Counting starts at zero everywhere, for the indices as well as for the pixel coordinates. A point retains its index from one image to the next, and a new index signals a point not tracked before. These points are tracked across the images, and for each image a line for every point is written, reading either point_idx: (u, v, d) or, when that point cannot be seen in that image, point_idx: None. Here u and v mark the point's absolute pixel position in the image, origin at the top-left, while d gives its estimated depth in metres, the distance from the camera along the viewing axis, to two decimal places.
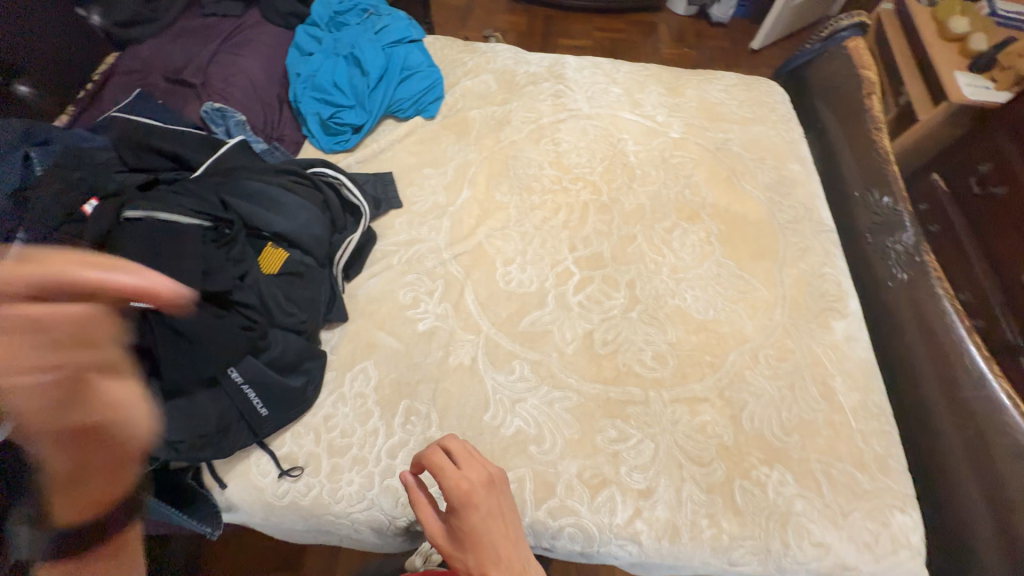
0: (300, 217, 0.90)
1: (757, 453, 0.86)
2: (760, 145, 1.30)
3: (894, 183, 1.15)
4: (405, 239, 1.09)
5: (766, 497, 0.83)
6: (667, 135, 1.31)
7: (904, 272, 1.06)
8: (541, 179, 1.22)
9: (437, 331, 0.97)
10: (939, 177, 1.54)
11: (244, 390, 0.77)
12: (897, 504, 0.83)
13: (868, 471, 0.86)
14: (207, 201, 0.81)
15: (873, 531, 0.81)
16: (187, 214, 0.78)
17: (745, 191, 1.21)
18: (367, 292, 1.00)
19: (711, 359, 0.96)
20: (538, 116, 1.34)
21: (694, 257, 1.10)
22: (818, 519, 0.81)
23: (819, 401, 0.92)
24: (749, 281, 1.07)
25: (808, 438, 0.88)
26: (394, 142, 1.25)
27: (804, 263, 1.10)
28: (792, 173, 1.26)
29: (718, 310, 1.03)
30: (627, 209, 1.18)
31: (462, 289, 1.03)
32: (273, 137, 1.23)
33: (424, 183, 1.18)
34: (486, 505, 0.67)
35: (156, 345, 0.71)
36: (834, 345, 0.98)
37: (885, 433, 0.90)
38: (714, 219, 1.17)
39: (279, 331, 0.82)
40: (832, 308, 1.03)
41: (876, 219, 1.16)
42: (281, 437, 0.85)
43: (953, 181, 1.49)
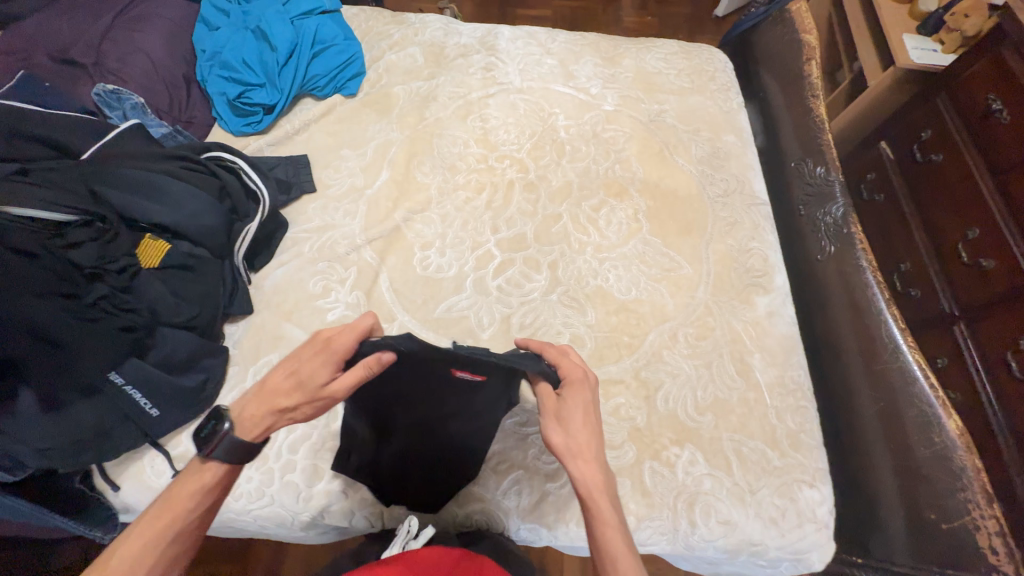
0: (189, 206, 0.84)
1: (669, 434, 0.85)
2: (697, 116, 1.26)
3: (828, 152, 1.13)
4: (318, 225, 1.04)
5: (676, 477, 0.82)
6: (600, 108, 1.26)
7: (832, 244, 1.06)
8: (467, 158, 1.17)
9: (347, 321, 0.94)
10: (886, 142, 1.54)
11: (128, 391, 0.73)
12: (806, 478, 0.83)
13: (780, 448, 0.85)
14: (73, 191, 0.75)
15: (779, 506, 0.81)
16: (41, 208, 0.70)
17: (677, 165, 1.17)
18: (274, 282, 0.96)
19: (629, 339, 0.94)
20: (467, 91, 1.27)
21: (621, 235, 1.07)
22: (724, 497, 0.81)
23: (735, 379, 0.90)
24: (674, 259, 1.04)
25: (722, 417, 0.87)
26: (310, 122, 1.18)
27: (731, 238, 1.07)
28: (729, 144, 1.21)
29: (640, 289, 1.00)
30: (555, 187, 1.14)
31: (375, 275, 0.99)
32: (181, 121, 1.15)
33: (341, 166, 1.12)
34: (594, 415, 0.67)
35: (26, 358, 0.66)
36: (756, 321, 0.97)
37: (801, 409, 0.90)
38: (643, 195, 1.12)
39: (168, 328, 0.78)
40: (757, 284, 1.01)
41: (810, 190, 1.15)
42: (178, 435, 0.81)
43: (898, 147, 1.49)
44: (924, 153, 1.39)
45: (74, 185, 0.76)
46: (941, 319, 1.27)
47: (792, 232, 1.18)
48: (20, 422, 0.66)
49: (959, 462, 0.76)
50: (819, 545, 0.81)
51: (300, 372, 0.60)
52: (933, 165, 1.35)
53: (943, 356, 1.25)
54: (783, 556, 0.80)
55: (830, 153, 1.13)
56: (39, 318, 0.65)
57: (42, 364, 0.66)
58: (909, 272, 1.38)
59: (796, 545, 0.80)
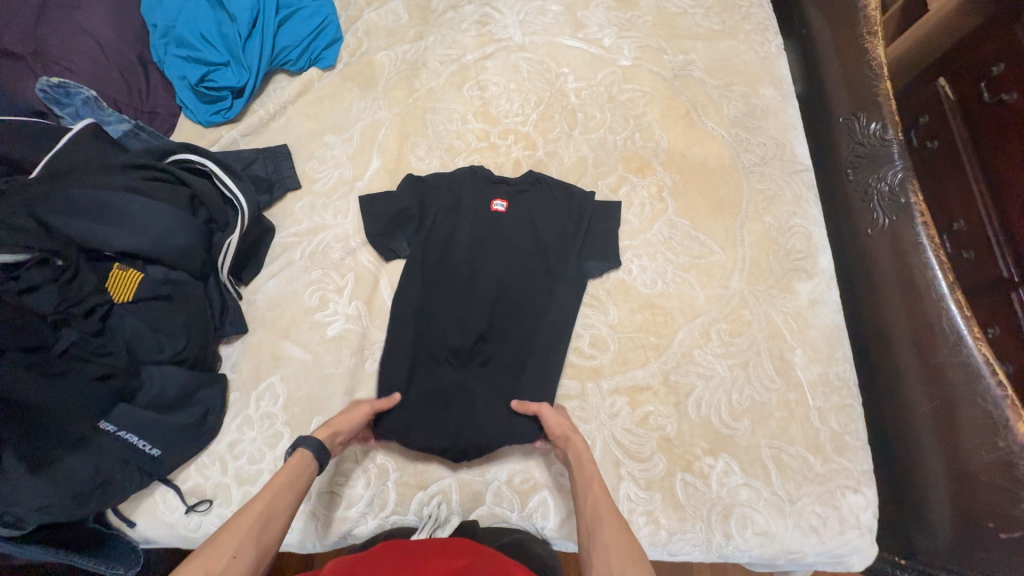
0: (153, 226, 0.74)
1: (703, 443, 0.79)
2: (728, 67, 1.08)
3: (887, 105, 0.95)
4: (308, 227, 0.94)
5: (710, 489, 0.77)
6: (615, 63, 1.08)
7: (886, 217, 0.92)
8: (465, 136, 1.03)
9: (349, 335, 0.87)
10: (948, 83, 1.03)
11: (123, 436, 0.68)
12: (850, 483, 0.78)
13: (822, 453, 0.79)
14: (13, 224, 0.65)
15: (821, 514, 0.76)
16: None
17: (705, 129, 1.02)
18: (266, 297, 0.89)
19: (656, 340, 0.86)
20: (460, 52, 1.10)
21: (643, 219, 0.95)
22: (762, 507, 0.76)
23: (774, 379, 0.83)
24: (705, 243, 0.93)
25: (759, 422, 0.80)
26: (286, 105, 1.04)
27: (769, 214, 0.94)
28: (766, 99, 1.05)
29: (667, 281, 0.90)
30: (567, 164, 1.01)
31: (375, 282, 0.91)
32: (144, 112, 1.03)
33: (326, 155, 1.00)
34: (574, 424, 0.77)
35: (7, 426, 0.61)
36: (797, 311, 0.87)
37: (847, 408, 0.82)
38: (668, 168, 0.99)
39: (154, 366, 0.72)
40: (798, 267, 0.90)
41: (860, 150, 0.99)
42: (186, 469, 0.78)
43: (960, 80, 1.00)
44: (993, 93, 0.93)
45: (14, 216, 0.66)
46: (987, 288, 0.90)
47: (837, 203, 1.05)
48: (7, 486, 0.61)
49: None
50: (861, 550, 0.77)
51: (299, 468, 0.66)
52: (1003, 110, 0.90)
53: (991, 328, 0.89)
54: (823, 561, 0.77)
55: (887, 106, 0.96)
56: (1, 385, 0.60)
57: (22, 432, 0.62)
58: (962, 233, 0.96)
59: (837, 551, 0.76)
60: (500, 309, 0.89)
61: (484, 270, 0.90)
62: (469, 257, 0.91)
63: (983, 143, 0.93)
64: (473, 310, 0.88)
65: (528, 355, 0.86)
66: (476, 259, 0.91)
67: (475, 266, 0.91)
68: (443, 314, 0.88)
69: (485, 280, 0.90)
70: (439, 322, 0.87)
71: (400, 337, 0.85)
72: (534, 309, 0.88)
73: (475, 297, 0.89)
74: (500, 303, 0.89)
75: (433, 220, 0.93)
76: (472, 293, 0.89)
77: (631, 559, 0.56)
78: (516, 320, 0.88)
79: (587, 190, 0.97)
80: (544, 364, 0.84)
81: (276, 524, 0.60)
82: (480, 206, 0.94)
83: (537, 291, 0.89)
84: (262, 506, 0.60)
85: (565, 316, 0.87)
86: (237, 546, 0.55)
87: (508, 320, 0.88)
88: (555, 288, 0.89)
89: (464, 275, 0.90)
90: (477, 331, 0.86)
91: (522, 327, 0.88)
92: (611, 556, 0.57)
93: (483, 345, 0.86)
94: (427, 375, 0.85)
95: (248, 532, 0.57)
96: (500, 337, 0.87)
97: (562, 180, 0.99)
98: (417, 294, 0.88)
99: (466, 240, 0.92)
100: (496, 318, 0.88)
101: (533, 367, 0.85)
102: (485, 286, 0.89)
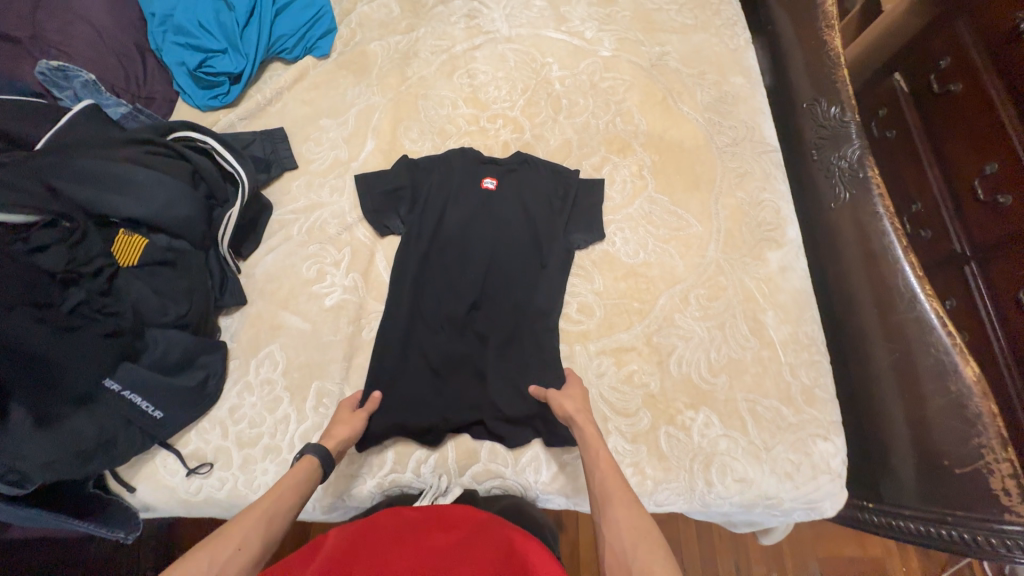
0: (156, 196, 0.77)
1: (684, 398, 0.85)
2: (701, 58, 1.16)
3: (844, 90, 1.04)
4: (305, 205, 0.98)
5: (691, 440, 0.82)
6: (596, 54, 1.15)
7: (846, 191, 1.00)
8: (456, 120, 1.08)
9: (346, 305, 0.90)
10: (902, 76, 1.12)
11: (127, 396, 0.71)
12: (821, 432, 0.84)
13: (794, 404, 0.85)
14: (23, 189, 0.68)
15: (794, 460, 0.82)
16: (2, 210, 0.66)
17: (681, 113, 1.09)
18: (265, 270, 0.92)
19: (640, 305, 0.92)
20: (450, 43, 1.16)
21: (625, 195, 1.01)
22: (740, 456, 0.81)
23: (749, 338, 0.89)
24: (683, 217, 0.99)
25: (736, 377, 0.86)
26: (283, 91, 1.08)
27: (741, 190, 1.01)
28: (736, 87, 1.12)
29: (648, 252, 0.96)
30: (553, 146, 1.06)
31: (371, 255, 0.94)
32: (141, 97, 1.05)
33: (322, 138, 1.04)
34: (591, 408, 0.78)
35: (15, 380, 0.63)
36: (768, 277, 0.94)
37: (815, 363, 0.88)
38: (647, 149, 1.06)
39: (158, 329, 0.75)
40: (769, 238, 0.97)
41: (822, 132, 1.08)
42: (187, 434, 0.80)
43: (911, 71, 1.10)
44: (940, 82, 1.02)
45: (24, 182, 0.68)
46: (942, 263, 0.98)
47: (804, 182, 1.12)
48: (13, 439, 0.63)
49: (974, 410, 0.76)
50: (832, 494, 0.83)
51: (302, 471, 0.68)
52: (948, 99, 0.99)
53: (950, 300, 0.95)
54: (797, 506, 0.83)
55: (845, 91, 1.04)
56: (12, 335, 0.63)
57: (29, 384, 0.64)
58: (920, 215, 1.04)
59: (810, 496, 0.82)
60: (492, 280, 0.93)
61: (476, 244, 0.95)
62: (461, 232, 0.96)
63: (934, 127, 1.02)
64: (466, 282, 0.92)
65: (520, 322, 0.90)
66: (468, 234, 0.96)
67: (468, 241, 0.95)
68: (437, 285, 0.92)
69: (477, 254, 0.95)
70: (433, 292, 0.91)
71: (396, 306, 0.89)
72: (524, 279, 0.93)
73: (469, 270, 0.93)
74: (492, 275, 0.93)
75: (426, 197, 0.97)
76: (465, 265, 0.93)
77: (643, 535, 0.58)
78: (507, 290, 0.92)
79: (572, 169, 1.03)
80: (536, 329, 0.89)
81: (282, 522, 0.62)
82: (472, 185, 0.99)
83: (527, 262, 0.94)
84: (269, 501, 0.63)
85: (554, 285, 0.92)
86: (243, 538, 0.58)
87: (500, 290, 0.92)
88: (544, 260, 0.94)
89: (457, 249, 0.95)
90: (470, 301, 0.90)
91: (513, 296, 0.92)
92: (623, 532, 0.59)
93: (475, 314, 0.91)
94: (423, 343, 0.88)
95: (253, 531, 0.59)
96: (492, 306, 0.91)
97: (548, 160, 1.04)
98: (412, 268, 0.92)
99: (459, 216, 0.96)
100: (488, 288, 0.93)
101: (524, 333, 0.89)
102: (477, 259, 0.94)
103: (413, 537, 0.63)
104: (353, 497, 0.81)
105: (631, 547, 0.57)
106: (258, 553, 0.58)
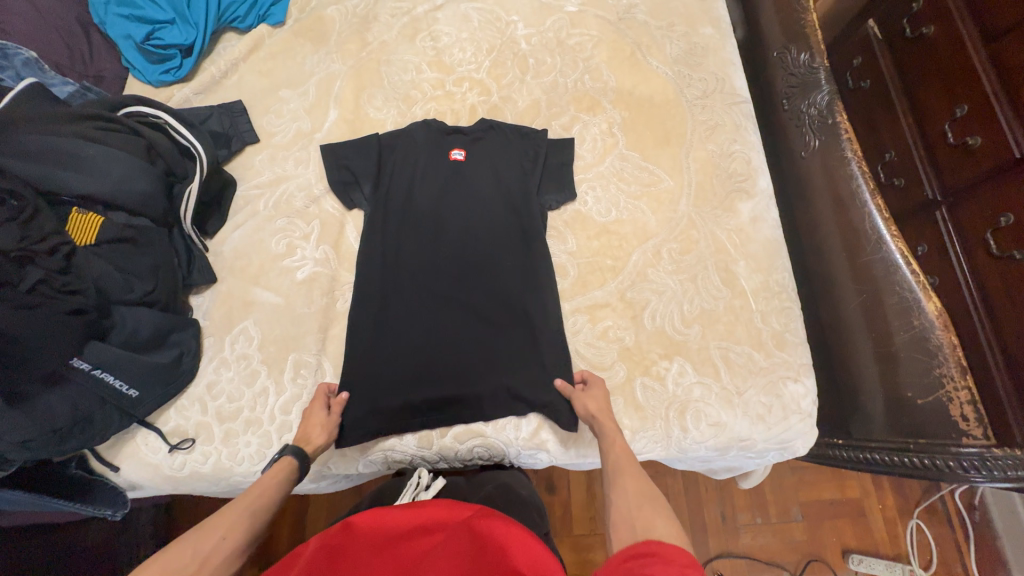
0: (110, 172, 0.75)
1: (658, 349, 0.86)
2: (669, 9, 1.13)
3: (814, 36, 1.03)
4: (269, 178, 0.95)
5: (666, 389, 0.84)
6: (563, 10, 1.12)
7: (817, 137, 1.00)
8: (421, 86, 1.05)
9: (318, 278, 0.89)
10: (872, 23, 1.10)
11: (99, 375, 0.70)
12: (791, 375, 0.86)
13: (765, 350, 0.87)
14: None
15: (766, 403, 0.84)
16: None
17: (651, 68, 1.07)
18: (233, 247, 0.90)
19: (613, 262, 0.92)
20: (411, 5, 1.11)
21: (596, 154, 1.00)
22: (714, 401, 0.84)
23: (721, 289, 0.90)
24: (654, 173, 0.98)
25: (708, 326, 0.87)
26: (238, 63, 1.04)
27: (712, 142, 1.01)
28: (706, 37, 1.10)
29: (620, 209, 0.96)
30: (521, 108, 1.04)
31: (341, 226, 0.93)
32: (89, 76, 1.01)
33: (283, 109, 1.01)
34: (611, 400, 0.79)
35: None
36: (739, 228, 0.94)
37: (786, 310, 0.90)
38: (617, 106, 1.04)
39: (124, 307, 0.74)
40: (740, 189, 0.97)
41: (793, 80, 1.06)
42: (166, 413, 0.80)
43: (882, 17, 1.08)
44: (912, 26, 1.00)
45: None
46: (913, 209, 0.96)
47: (773, 130, 1.11)
48: None
49: (936, 341, 0.79)
50: (803, 433, 0.86)
51: (280, 472, 0.69)
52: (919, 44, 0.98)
53: (920, 246, 0.94)
54: (771, 446, 0.85)
55: (815, 38, 1.04)
56: None
57: None
58: (893, 164, 1.01)
59: (782, 436, 0.85)
60: (466, 247, 0.92)
61: (450, 211, 0.95)
62: (435, 201, 0.95)
63: (909, 76, 1.00)
64: (441, 249, 0.92)
65: (498, 285, 0.90)
66: (436, 200, 0.95)
67: (441, 208, 0.95)
68: (410, 254, 0.91)
69: (450, 221, 0.94)
70: (408, 261, 0.91)
71: (372, 276, 0.89)
72: (501, 244, 0.93)
73: (443, 238, 0.93)
74: (469, 241, 0.93)
75: (392, 167, 0.95)
76: (440, 234, 0.93)
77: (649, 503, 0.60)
78: (484, 254, 0.92)
79: (541, 129, 1.01)
80: (515, 292, 0.89)
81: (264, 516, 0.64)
82: (440, 154, 0.98)
83: (502, 225, 0.94)
84: (254, 497, 0.64)
85: (530, 247, 0.92)
86: (228, 528, 0.59)
87: (478, 256, 0.92)
88: (521, 223, 0.94)
89: (431, 219, 0.94)
90: (448, 267, 0.91)
91: (490, 261, 0.91)
92: (630, 500, 0.60)
93: (452, 281, 0.90)
94: (399, 312, 0.87)
95: (236, 521, 0.60)
96: (468, 272, 0.91)
97: (517, 123, 1.02)
98: (385, 238, 0.92)
99: (432, 185, 0.96)
100: (463, 254, 0.92)
101: (502, 296, 0.89)
102: (452, 226, 0.94)
103: (396, 542, 0.58)
104: (338, 462, 0.83)
105: (637, 511, 0.58)
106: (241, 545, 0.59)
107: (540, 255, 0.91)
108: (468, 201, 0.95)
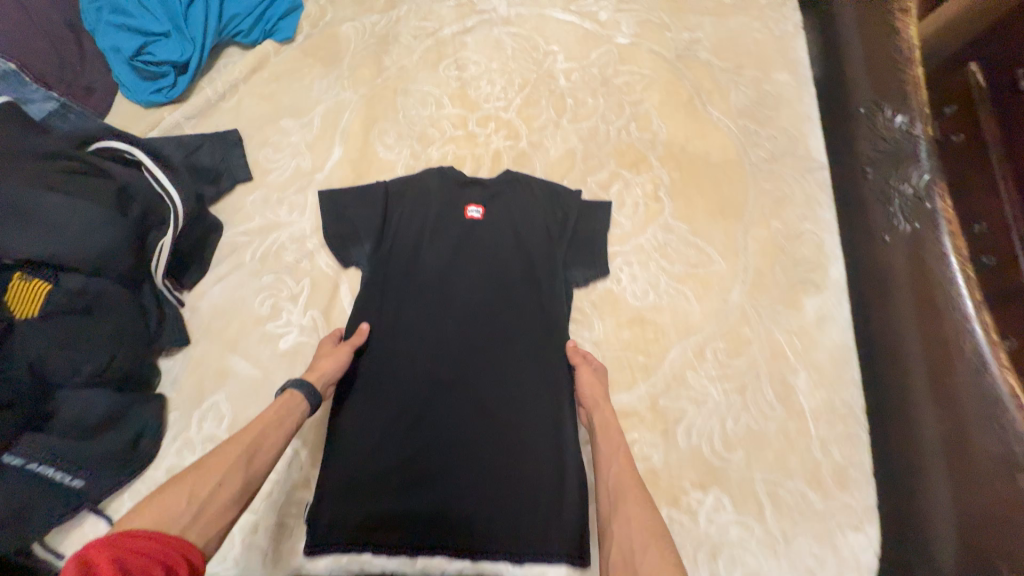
0: (69, 224, 0.64)
1: (691, 476, 0.72)
2: (736, 48, 0.96)
3: (920, 88, 0.79)
4: (259, 225, 0.84)
5: (697, 527, 0.70)
6: (611, 42, 0.96)
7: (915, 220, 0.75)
8: (440, 123, 0.92)
9: (302, 349, 0.78)
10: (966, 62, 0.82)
11: (37, 469, 0.61)
12: (852, 522, 0.70)
13: (823, 488, 0.72)
14: None
15: (821, 557, 0.69)
16: None
17: (710, 118, 0.91)
18: (211, 304, 0.80)
19: (645, 359, 0.78)
20: (437, 26, 0.98)
21: (636, 221, 0.85)
22: (756, 549, 0.69)
23: (773, 406, 0.75)
24: (704, 251, 0.83)
25: (755, 452, 0.73)
26: (238, 84, 0.92)
27: (775, 219, 0.85)
28: (776, 86, 0.94)
29: (660, 293, 0.81)
30: (552, 157, 0.90)
31: (334, 289, 0.81)
32: (78, 88, 0.90)
33: (282, 142, 0.89)
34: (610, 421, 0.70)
35: None
36: (801, 329, 0.79)
37: (852, 438, 0.74)
38: (666, 163, 0.88)
39: (69, 389, 0.64)
40: (806, 279, 0.81)
41: (883, 143, 0.82)
42: (120, 497, 0.69)
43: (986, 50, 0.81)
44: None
45: None
46: None
47: None
48: None
49: None
50: None
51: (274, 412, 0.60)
52: None
53: None
54: None
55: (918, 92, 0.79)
56: None
57: None
58: None
59: None
60: (474, 325, 0.77)
61: (459, 279, 0.80)
62: (443, 266, 0.80)
63: None
64: (446, 325, 0.77)
65: (510, 377, 0.75)
66: (443, 266, 0.80)
67: (450, 274, 0.80)
68: (408, 329, 0.77)
69: (460, 291, 0.79)
70: (405, 338, 0.76)
71: (360, 354, 0.76)
72: (516, 325, 0.77)
73: (450, 312, 0.78)
74: (478, 317, 0.78)
75: (396, 223, 0.81)
76: (446, 306, 0.78)
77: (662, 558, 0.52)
78: (495, 337, 0.77)
79: (573, 187, 0.86)
80: (526, 390, 0.74)
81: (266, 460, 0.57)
82: (452, 209, 0.83)
83: (520, 301, 0.79)
84: (249, 437, 0.57)
85: (550, 333, 0.77)
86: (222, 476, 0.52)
87: (487, 337, 0.77)
88: (542, 301, 0.78)
89: (437, 287, 0.79)
90: (450, 350, 0.76)
91: (502, 345, 0.76)
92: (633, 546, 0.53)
93: (455, 366, 0.75)
94: (389, 400, 0.74)
95: (235, 464, 0.54)
96: (474, 357, 0.76)
97: (545, 177, 0.87)
98: (378, 308, 0.78)
99: (441, 245, 0.81)
100: (471, 334, 0.77)
101: (513, 392, 0.74)
102: (460, 299, 0.79)
103: None
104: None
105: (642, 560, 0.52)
106: (235, 500, 0.53)
107: (560, 346, 0.76)
108: (483, 269, 0.80)
